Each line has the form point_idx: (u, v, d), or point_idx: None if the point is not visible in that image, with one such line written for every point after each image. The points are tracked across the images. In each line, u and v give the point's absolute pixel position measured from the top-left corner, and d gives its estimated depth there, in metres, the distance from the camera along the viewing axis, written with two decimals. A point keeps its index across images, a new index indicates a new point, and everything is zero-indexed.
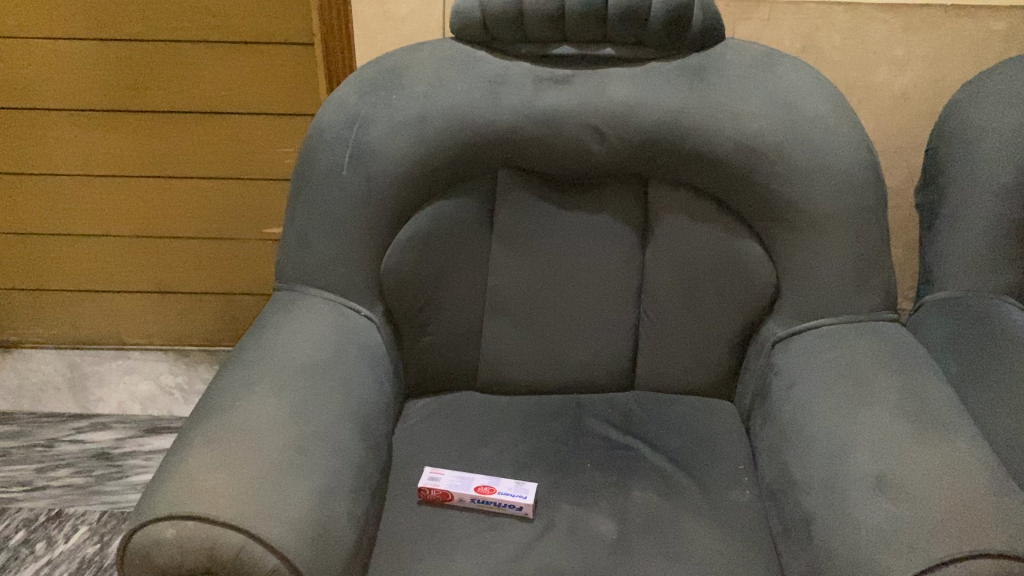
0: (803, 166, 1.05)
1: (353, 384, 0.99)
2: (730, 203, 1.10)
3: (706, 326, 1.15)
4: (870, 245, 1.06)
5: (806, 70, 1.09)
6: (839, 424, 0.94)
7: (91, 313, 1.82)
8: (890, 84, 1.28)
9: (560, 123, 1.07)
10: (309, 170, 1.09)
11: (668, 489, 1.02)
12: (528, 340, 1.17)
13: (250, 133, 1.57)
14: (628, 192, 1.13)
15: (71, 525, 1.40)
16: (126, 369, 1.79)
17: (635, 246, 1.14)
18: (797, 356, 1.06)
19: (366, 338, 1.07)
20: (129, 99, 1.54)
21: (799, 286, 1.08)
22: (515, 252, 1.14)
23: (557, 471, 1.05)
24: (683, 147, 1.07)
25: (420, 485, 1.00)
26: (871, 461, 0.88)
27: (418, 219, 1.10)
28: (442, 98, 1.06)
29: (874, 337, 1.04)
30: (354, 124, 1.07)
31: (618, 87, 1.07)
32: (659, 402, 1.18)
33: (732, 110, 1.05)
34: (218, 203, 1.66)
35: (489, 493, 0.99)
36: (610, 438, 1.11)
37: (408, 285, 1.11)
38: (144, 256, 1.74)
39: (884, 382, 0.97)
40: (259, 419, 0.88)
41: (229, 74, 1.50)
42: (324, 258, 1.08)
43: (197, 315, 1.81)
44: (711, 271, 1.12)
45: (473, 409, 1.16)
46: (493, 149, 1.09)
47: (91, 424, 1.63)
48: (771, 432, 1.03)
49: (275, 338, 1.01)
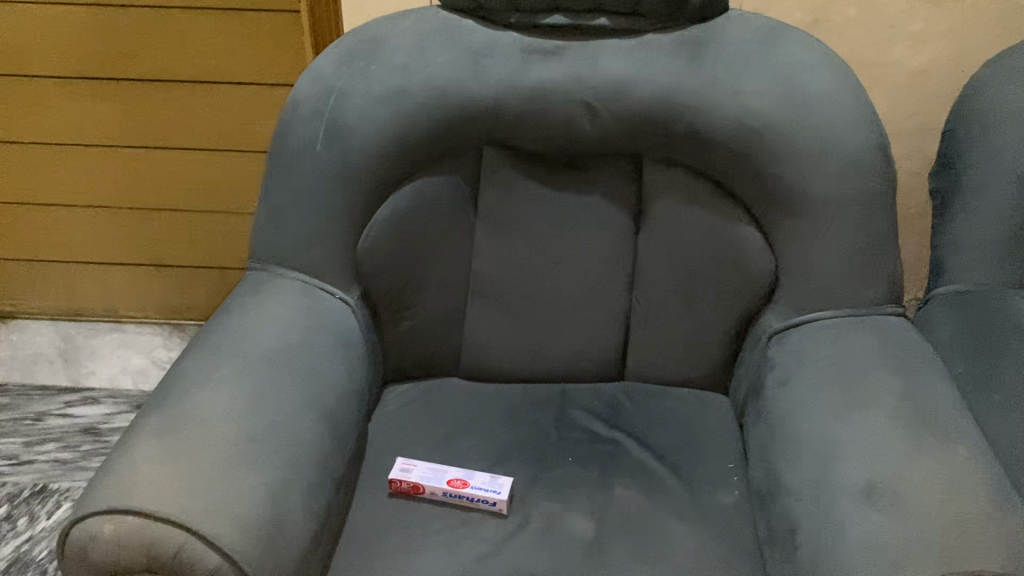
0: (807, 148, 0.98)
1: (321, 371, 0.95)
2: (728, 187, 1.04)
3: (701, 316, 1.09)
4: (875, 234, 1.00)
5: (813, 46, 1.02)
6: (832, 427, 0.88)
7: (85, 284, 1.79)
8: (908, 61, 1.20)
9: (548, 98, 1.01)
10: (283, 145, 1.04)
11: (650, 488, 0.97)
12: (513, 326, 1.12)
13: (241, 103, 1.52)
14: (620, 173, 1.07)
15: (54, 502, 1.38)
16: (120, 342, 1.77)
17: (627, 230, 1.08)
18: (793, 351, 1.00)
19: (339, 323, 1.02)
20: (119, 68, 1.50)
21: (798, 276, 1.02)
22: (500, 235, 1.09)
23: (536, 465, 1.00)
24: (678, 126, 1.00)
25: (391, 477, 0.95)
26: (860, 469, 0.82)
27: (397, 198, 1.05)
28: (424, 70, 1.01)
29: (875, 333, 0.98)
30: (330, 97, 1.02)
31: (611, 61, 1.01)
32: (650, 394, 1.13)
33: (731, 86, 0.98)
34: (211, 175, 1.62)
35: (462, 487, 0.94)
36: (594, 432, 1.06)
37: (386, 268, 1.07)
38: (137, 228, 1.70)
39: (883, 383, 0.90)
40: (215, 408, 0.84)
41: (219, 42, 1.45)
42: (298, 238, 1.04)
43: (192, 289, 1.78)
44: (706, 259, 1.06)
45: (454, 397, 1.12)
46: (477, 125, 1.03)
47: (81, 398, 1.61)
48: (762, 430, 0.98)
49: (241, 322, 0.97)
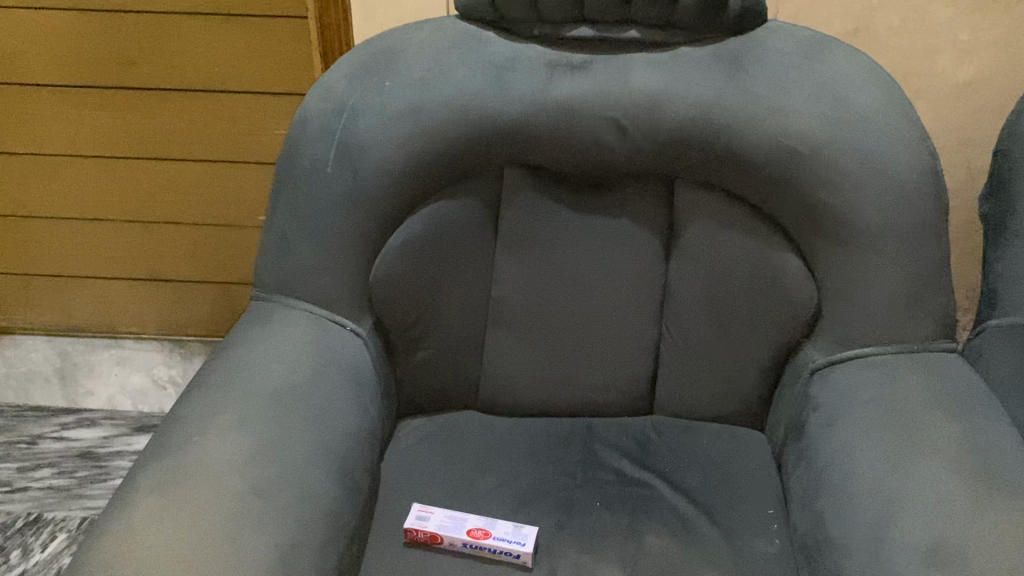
0: (855, 171, 0.91)
1: (330, 412, 0.88)
2: (767, 211, 0.97)
3: (736, 348, 1.02)
4: (928, 264, 0.93)
5: (860, 59, 0.95)
6: (887, 478, 0.81)
7: (82, 299, 1.72)
8: (953, 73, 1.13)
9: (575, 117, 0.94)
10: (291, 165, 0.98)
11: (685, 536, 0.90)
12: (534, 357, 1.05)
13: (245, 113, 1.45)
14: (651, 195, 1.01)
15: (48, 533, 1.31)
16: (119, 360, 1.70)
17: (657, 256, 1.02)
18: (839, 389, 0.93)
19: (350, 357, 0.96)
20: (117, 76, 1.43)
21: (844, 308, 0.95)
22: (522, 260, 1.02)
23: (562, 510, 0.93)
24: (715, 146, 0.93)
25: (406, 526, 0.89)
26: (919, 527, 0.75)
27: (413, 222, 0.98)
28: (441, 86, 0.94)
29: (928, 372, 0.91)
30: (342, 115, 0.95)
31: (643, 75, 0.93)
32: (680, 430, 1.06)
33: (773, 104, 0.91)
34: (212, 186, 1.55)
35: (484, 537, 0.87)
36: (623, 473, 0.99)
37: (400, 296, 1.00)
38: (136, 242, 1.64)
39: (940, 429, 0.84)
40: (218, 461, 0.77)
41: (221, 48, 1.38)
42: (306, 265, 0.97)
43: (193, 305, 1.71)
44: (742, 288, 0.99)
45: (472, 433, 1.05)
46: (497, 144, 0.96)
47: (78, 420, 1.55)
48: (805, 475, 0.91)
49: (247, 359, 0.90)
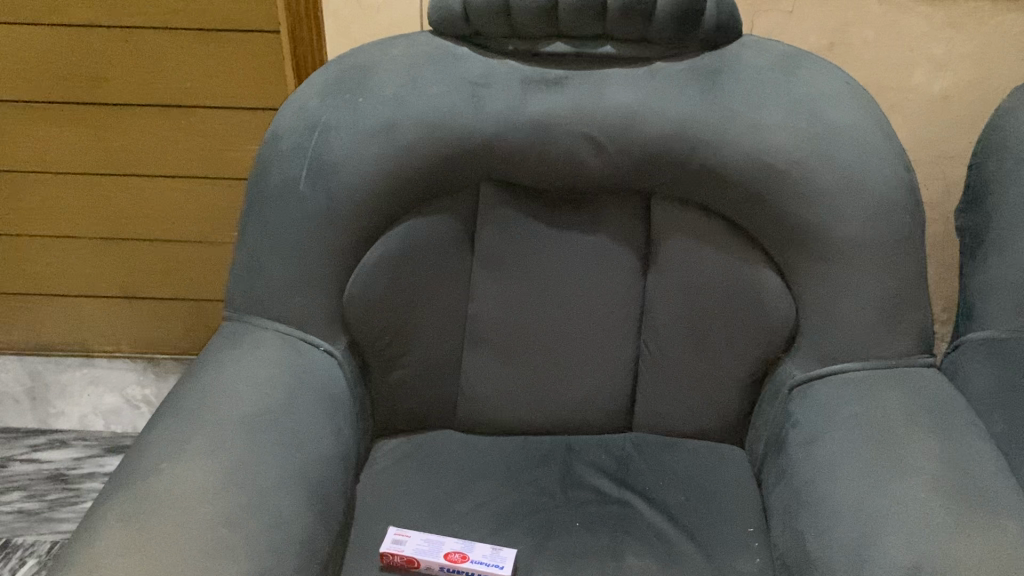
0: (831, 187, 0.90)
1: (304, 437, 0.87)
2: (745, 227, 0.96)
3: (715, 364, 1.02)
4: (906, 278, 0.92)
5: (836, 75, 0.95)
6: (866, 496, 0.81)
7: (53, 318, 1.70)
8: (928, 86, 1.13)
9: (550, 133, 0.93)
10: (263, 184, 0.96)
11: (665, 555, 0.89)
12: (511, 374, 1.04)
13: (219, 128, 1.43)
14: (628, 211, 1.00)
15: (17, 558, 1.28)
16: (92, 379, 1.67)
17: (635, 272, 1.01)
18: (818, 406, 0.93)
19: (324, 379, 0.94)
20: (86, 91, 1.40)
21: (822, 324, 0.94)
22: (498, 277, 1.01)
23: (541, 531, 0.92)
24: (692, 162, 0.93)
25: (382, 550, 0.87)
26: (899, 546, 0.74)
27: (387, 240, 0.97)
28: (414, 103, 0.92)
29: (907, 388, 0.91)
30: (315, 132, 0.94)
31: (618, 90, 0.92)
32: (659, 447, 1.05)
33: (749, 119, 0.90)
34: (185, 201, 1.53)
35: (461, 561, 0.86)
36: (603, 492, 0.98)
37: (376, 315, 0.98)
38: (107, 260, 1.61)
39: (919, 446, 0.83)
40: (187, 489, 0.76)
41: (193, 63, 1.36)
42: (279, 286, 0.95)
43: (167, 323, 1.69)
44: (721, 304, 0.99)
45: (450, 453, 1.04)
46: (472, 161, 0.95)
47: (49, 441, 1.52)
48: (786, 493, 0.90)
49: (217, 382, 0.89)
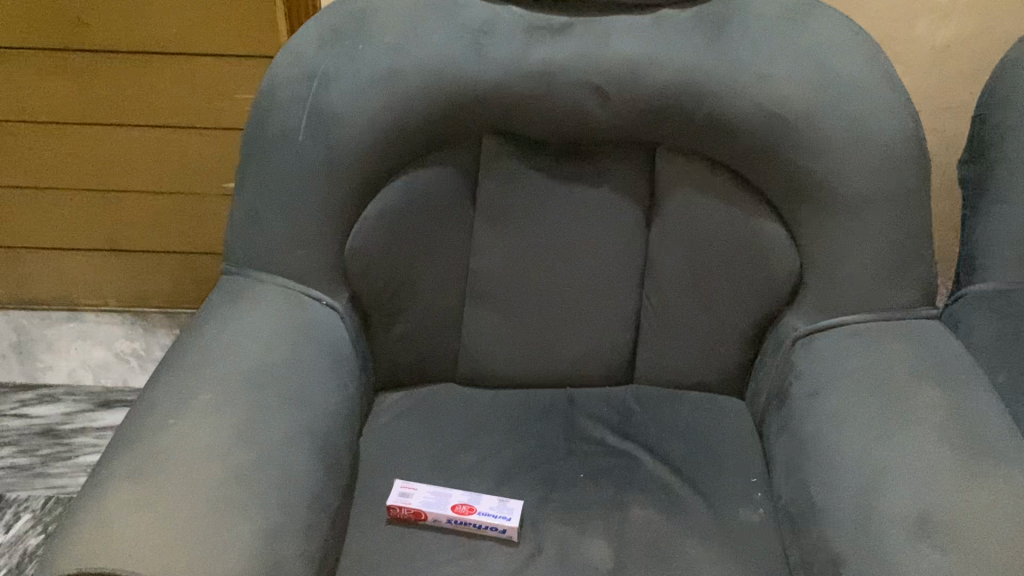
0: (839, 139, 0.89)
1: (309, 392, 0.86)
2: (750, 179, 0.95)
3: (717, 316, 1.02)
4: (910, 231, 0.92)
5: (845, 23, 0.93)
6: (872, 447, 0.81)
7: (39, 271, 1.67)
8: (931, 37, 1.12)
9: (555, 83, 0.91)
10: (260, 135, 0.94)
11: (668, 505, 0.90)
12: (513, 328, 1.04)
13: (207, 76, 1.40)
14: (632, 163, 0.99)
15: (11, 513, 1.28)
16: (79, 333, 1.65)
17: (638, 224, 1.00)
18: (822, 358, 0.93)
19: (327, 333, 0.93)
20: (71, 38, 1.36)
21: (826, 277, 0.94)
22: (500, 230, 1.00)
23: (546, 483, 0.92)
24: (698, 113, 0.91)
25: (390, 503, 0.87)
26: (906, 497, 0.75)
27: (388, 193, 0.95)
28: (414, 51, 0.90)
29: (909, 340, 0.91)
30: (313, 81, 0.91)
31: (624, 39, 0.90)
32: (660, 399, 1.06)
33: (758, 70, 0.89)
34: (172, 153, 1.50)
35: (468, 513, 0.86)
36: (605, 444, 0.99)
37: (377, 268, 0.97)
38: (93, 212, 1.58)
39: (924, 397, 0.84)
40: (194, 445, 0.75)
41: (179, 9, 1.32)
42: (279, 239, 0.94)
43: (156, 276, 1.66)
44: (724, 257, 0.98)
45: (451, 406, 1.04)
46: (475, 111, 0.93)
47: (38, 396, 1.51)
48: (788, 444, 0.91)
49: (220, 337, 0.88)
